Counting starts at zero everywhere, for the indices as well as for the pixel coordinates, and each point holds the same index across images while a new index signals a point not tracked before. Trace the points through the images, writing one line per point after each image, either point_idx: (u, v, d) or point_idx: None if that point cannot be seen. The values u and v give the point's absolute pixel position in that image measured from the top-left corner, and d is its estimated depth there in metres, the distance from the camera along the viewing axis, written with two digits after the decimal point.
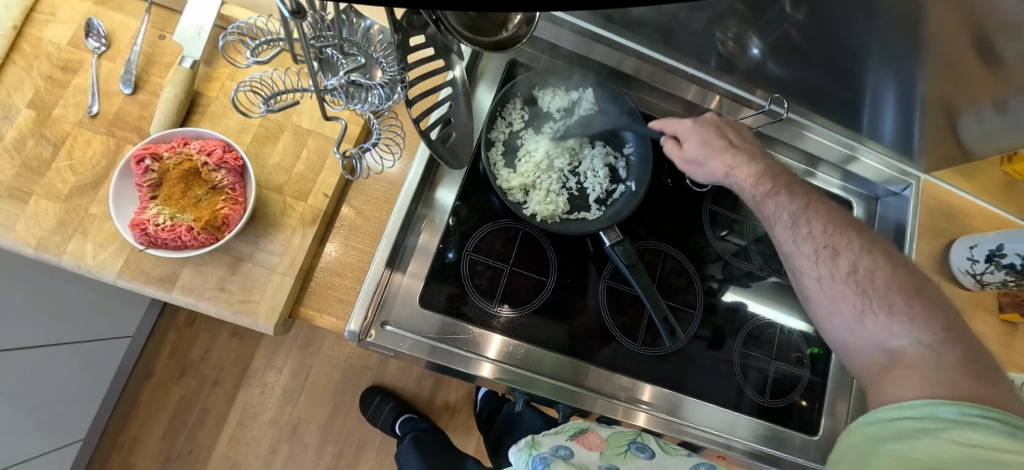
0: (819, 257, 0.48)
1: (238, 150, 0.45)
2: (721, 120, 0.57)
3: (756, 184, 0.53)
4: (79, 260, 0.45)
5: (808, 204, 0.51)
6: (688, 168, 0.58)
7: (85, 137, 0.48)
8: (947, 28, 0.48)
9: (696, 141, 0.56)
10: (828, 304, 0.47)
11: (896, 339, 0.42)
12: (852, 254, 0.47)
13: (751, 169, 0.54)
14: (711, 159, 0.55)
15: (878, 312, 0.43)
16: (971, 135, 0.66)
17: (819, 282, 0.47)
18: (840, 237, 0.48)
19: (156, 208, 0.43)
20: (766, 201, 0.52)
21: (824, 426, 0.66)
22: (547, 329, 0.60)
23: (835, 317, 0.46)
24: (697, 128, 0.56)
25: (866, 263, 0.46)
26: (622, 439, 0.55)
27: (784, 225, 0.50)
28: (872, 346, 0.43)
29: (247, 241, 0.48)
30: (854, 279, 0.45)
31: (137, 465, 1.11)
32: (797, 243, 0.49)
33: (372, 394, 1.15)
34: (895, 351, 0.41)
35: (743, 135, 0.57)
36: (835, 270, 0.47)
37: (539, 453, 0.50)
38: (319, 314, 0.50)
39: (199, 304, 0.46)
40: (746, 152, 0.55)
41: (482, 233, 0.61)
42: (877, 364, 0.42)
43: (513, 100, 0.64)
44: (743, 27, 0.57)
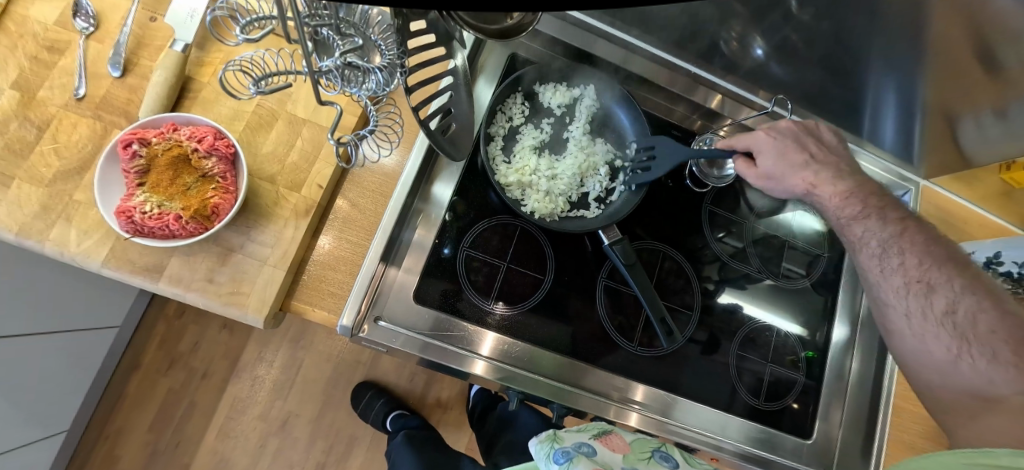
0: (909, 290, 0.46)
1: (229, 137, 0.43)
2: (796, 130, 0.59)
3: (840, 205, 0.55)
4: (62, 247, 0.44)
5: (902, 232, 0.50)
6: (766, 183, 0.59)
7: (71, 120, 0.46)
8: (952, 32, 0.48)
9: (773, 158, 0.57)
10: (915, 338, 0.45)
11: (991, 386, 0.38)
12: (950, 293, 0.44)
13: (837, 187, 0.56)
14: (792, 176, 0.57)
15: (978, 356, 0.40)
16: (971, 142, 0.66)
17: (908, 318, 0.46)
18: (938, 274, 0.46)
19: (143, 195, 0.41)
20: (853, 225, 0.53)
21: (817, 431, 0.66)
22: (544, 328, 0.59)
23: (924, 355, 0.44)
24: (772, 143, 0.57)
25: (968, 304, 0.43)
26: (646, 446, 0.51)
27: (871, 253, 0.51)
28: (964, 390, 0.40)
29: (238, 232, 0.46)
30: (950, 320, 0.43)
31: (123, 458, 1.09)
32: (885, 275, 0.49)
33: (363, 390, 1.14)
34: (989, 398, 0.38)
35: (826, 154, 0.58)
36: (928, 307, 0.45)
37: (562, 447, 0.45)
38: (310, 308, 0.49)
39: (187, 295, 0.45)
40: (829, 168, 0.57)
41: (479, 229, 0.60)
42: (968, 408, 0.39)
43: (514, 94, 0.63)
44: (747, 27, 0.56)
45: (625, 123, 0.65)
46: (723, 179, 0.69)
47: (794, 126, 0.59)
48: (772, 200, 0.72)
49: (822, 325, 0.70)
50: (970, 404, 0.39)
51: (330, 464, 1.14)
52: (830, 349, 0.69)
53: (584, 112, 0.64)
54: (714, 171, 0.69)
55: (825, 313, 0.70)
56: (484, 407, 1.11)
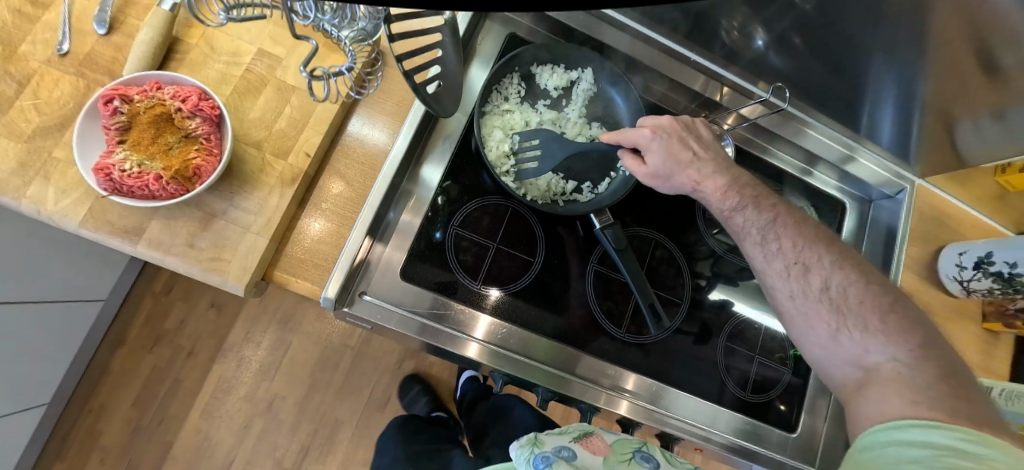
0: (790, 274, 0.47)
1: (215, 99, 0.42)
2: (679, 125, 0.54)
3: (722, 199, 0.52)
4: (39, 205, 0.43)
5: (776, 218, 0.49)
6: (653, 181, 0.55)
7: (53, 77, 0.45)
8: (952, 28, 0.47)
9: (661, 155, 0.52)
10: (801, 319, 0.46)
11: (872, 356, 0.40)
12: (823, 271, 0.46)
13: (718, 181, 0.52)
14: (679, 173, 0.52)
15: (853, 329, 0.42)
16: (968, 142, 0.65)
17: (793, 300, 0.46)
18: (811, 254, 0.47)
19: (123, 152, 0.40)
20: (733, 216, 0.51)
21: (802, 425, 0.66)
22: (531, 311, 0.58)
23: (811, 334, 0.45)
24: (657, 140, 0.52)
25: (839, 279, 0.45)
26: (626, 447, 0.48)
27: (753, 241, 0.49)
28: (847, 361, 0.42)
29: (221, 198, 0.45)
30: (827, 297, 0.44)
31: (105, 434, 1.08)
32: (767, 259, 0.48)
33: (409, 384, 1.17)
34: (870, 368, 0.40)
35: (707, 142, 0.55)
36: (808, 288, 0.45)
37: (541, 452, 0.44)
38: (294, 278, 0.48)
39: (167, 259, 0.44)
40: (711, 161, 0.53)
41: (470, 209, 0.59)
42: (855, 380, 0.41)
43: (510, 74, 0.62)
44: (747, 18, 0.55)
45: (620, 105, 0.64)
46: None
47: (676, 122, 0.54)
48: None
49: None
50: (858, 377, 0.41)
51: (314, 447, 1.13)
52: None
53: (580, 95, 0.64)
54: None
55: None
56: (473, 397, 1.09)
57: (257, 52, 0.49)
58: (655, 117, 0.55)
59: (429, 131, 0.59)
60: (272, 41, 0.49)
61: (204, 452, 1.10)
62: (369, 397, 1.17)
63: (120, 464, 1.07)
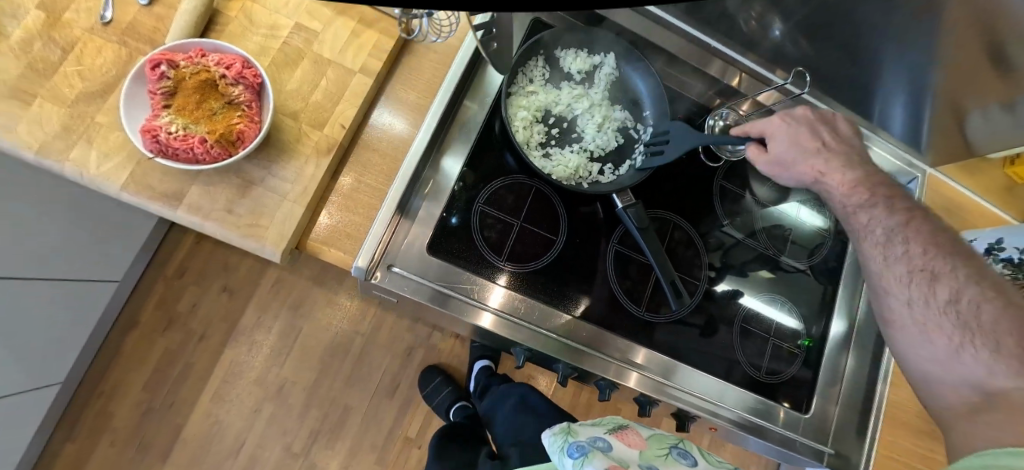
0: (912, 280, 0.42)
1: (257, 66, 0.43)
2: (812, 117, 0.57)
3: (848, 193, 0.52)
4: (82, 168, 0.44)
5: (908, 221, 0.46)
6: (775, 171, 0.57)
7: (96, 44, 0.46)
8: (969, 17, 0.49)
9: (786, 142, 0.55)
10: (914, 331, 0.40)
11: (995, 379, 0.34)
12: (954, 282, 0.40)
13: (846, 176, 0.53)
14: (802, 162, 0.54)
15: (980, 347, 0.36)
16: (979, 132, 0.67)
17: (909, 306, 0.41)
18: (941, 263, 0.41)
19: (169, 116, 0.42)
20: (858, 213, 0.50)
21: (814, 408, 0.67)
22: (554, 287, 0.60)
23: (924, 348, 0.39)
24: (784, 126, 0.56)
25: (971, 293, 0.39)
26: (663, 442, 0.50)
27: (875, 242, 0.46)
28: (963, 381, 0.36)
29: (259, 166, 0.46)
30: (954, 309, 0.38)
31: (115, 416, 1.08)
32: (888, 262, 0.44)
33: (432, 374, 1.17)
34: (993, 393, 0.34)
35: (841, 141, 0.56)
36: (931, 297, 0.40)
37: (576, 441, 0.46)
38: (326, 247, 0.49)
39: (206, 224, 0.45)
40: (840, 157, 0.54)
41: (493, 187, 0.60)
42: (969, 403, 0.35)
43: (535, 57, 0.63)
44: (768, 7, 0.57)
45: (642, 88, 0.65)
46: (737, 153, 0.69)
47: (809, 113, 0.58)
48: (774, 192, 0.72)
49: (820, 318, 0.71)
50: (973, 400, 0.35)
51: (323, 433, 1.14)
52: (827, 337, 0.69)
53: (603, 78, 0.65)
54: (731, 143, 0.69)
55: (825, 301, 0.71)
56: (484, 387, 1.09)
57: (295, 26, 0.50)
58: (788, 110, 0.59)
59: (454, 113, 0.60)
60: (309, 15, 0.50)
61: (213, 436, 1.10)
62: (378, 383, 1.17)
63: (130, 446, 1.08)
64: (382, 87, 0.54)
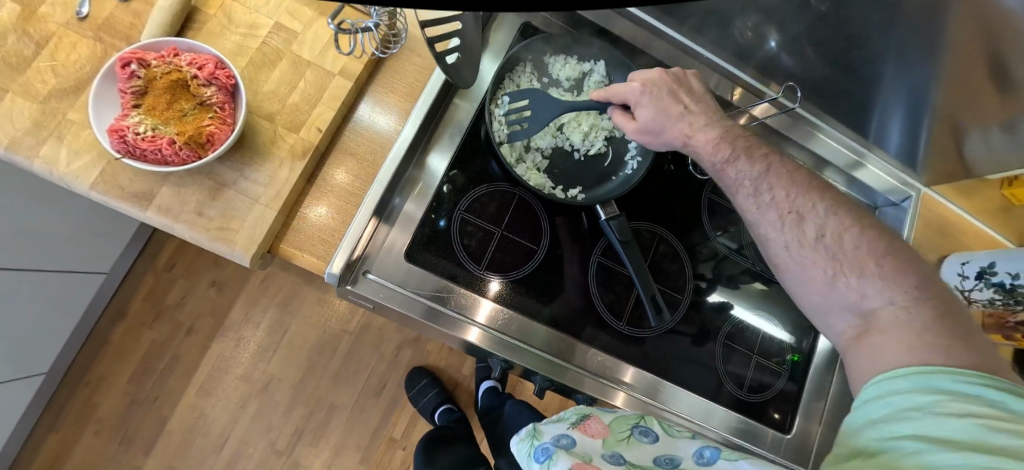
0: (784, 224, 0.42)
1: (230, 68, 0.43)
2: (669, 77, 0.52)
3: (715, 151, 0.48)
4: (52, 166, 0.43)
5: (769, 168, 0.45)
6: (644, 138, 0.53)
7: (71, 39, 0.45)
8: (967, 38, 0.47)
9: (652, 109, 0.51)
10: (797, 270, 0.42)
11: (868, 301, 0.37)
12: (817, 218, 0.41)
13: (711, 134, 0.49)
14: (668, 127, 0.50)
15: (851, 273, 0.38)
16: (977, 153, 0.65)
17: (787, 251, 0.42)
18: (804, 202, 0.42)
19: (138, 116, 0.41)
20: (727, 169, 0.47)
21: (796, 428, 0.66)
22: (535, 299, 0.59)
23: (808, 284, 0.41)
24: (647, 93, 0.51)
25: (832, 225, 0.41)
26: (624, 423, 0.48)
27: (746, 193, 0.45)
28: (843, 308, 0.38)
29: (232, 168, 0.46)
30: (823, 244, 0.40)
31: (100, 407, 1.08)
32: (760, 210, 0.44)
33: (418, 375, 1.16)
34: (867, 314, 0.37)
35: (700, 97, 0.52)
36: (802, 237, 0.41)
37: (542, 445, 0.44)
38: (299, 253, 0.48)
39: (175, 226, 0.44)
40: (703, 116, 0.50)
41: (476, 194, 0.59)
42: (851, 327, 0.38)
43: (523, 63, 0.62)
44: (762, 19, 0.56)
45: None
46: None
47: (666, 74, 0.52)
48: None
49: (810, 331, 0.69)
50: (855, 325, 0.37)
51: (308, 430, 1.13)
52: (815, 355, 0.68)
53: (592, 84, 0.63)
54: None
55: None
56: (491, 408, 1.09)
57: (274, 26, 0.49)
58: (645, 71, 0.53)
59: (439, 117, 0.59)
60: (290, 16, 0.50)
61: (198, 429, 1.10)
62: (365, 383, 1.17)
63: (115, 437, 1.08)
64: (363, 90, 0.53)
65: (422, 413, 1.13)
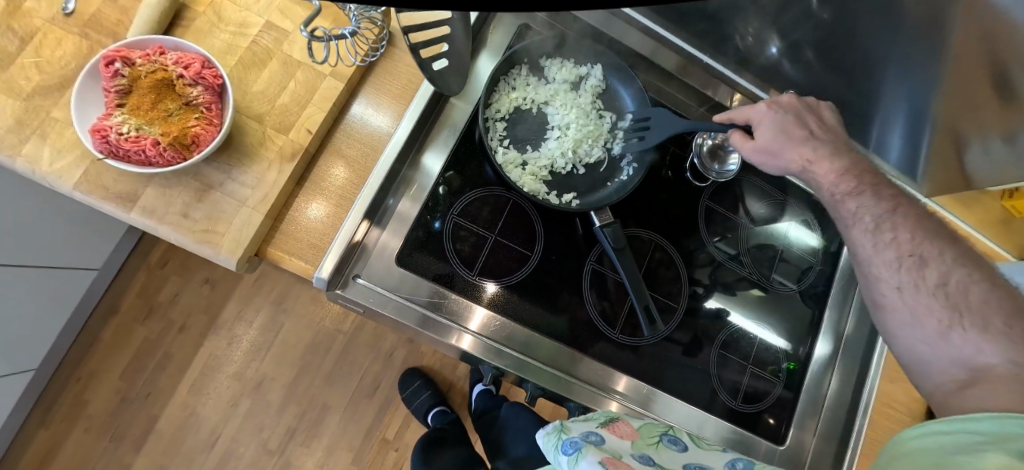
0: (902, 265, 0.40)
1: (217, 67, 0.42)
2: (798, 105, 0.53)
3: (837, 181, 0.49)
4: (34, 164, 0.42)
5: (895, 208, 0.44)
6: (760, 159, 0.53)
7: (56, 35, 0.45)
8: (971, 49, 0.46)
9: (773, 129, 0.51)
10: (905, 314, 0.39)
11: (986, 356, 0.34)
12: (943, 264, 0.39)
13: (834, 164, 0.49)
14: (791, 149, 0.50)
15: (970, 326, 0.35)
16: (976, 165, 0.65)
17: (900, 290, 0.40)
18: (930, 247, 0.40)
19: (122, 116, 0.40)
20: (846, 200, 0.47)
21: (790, 438, 0.65)
22: (529, 306, 0.58)
23: (914, 330, 0.39)
24: (773, 114, 0.52)
25: (960, 275, 0.38)
26: (653, 430, 0.49)
27: (864, 228, 0.44)
28: (953, 362, 0.36)
29: (219, 170, 0.45)
30: (943, 291, 0.38)
31: (91, 404, 1.07)
32: (877, 248, 0.42)
33: (412, 377, 1.15)
34: (979, 370, 0.34)
35: (829, 128, 0.53)
36: (920, 280, 0.39)
37: (569, 438, 0.43)
38: (286, 256, 0.48)
39: (159, 228, 0.43)
40: (828, 145, 0.50)
41: (470, 198, 0.58)
42: (955, 380, 0.35)
43: (519, 66, 0.61)
44: (764, 25, 0.55)
45: (627, 101, 0.62)
46: (723, 175, 0.67)
47: (795, 101, 0.54)
48: (770, 210, 0.70)
49: (806, 339, 0.69)
50: (959, 377, 0.35)
51: (300, 430, 1.12)
52: (811, 364, 0.68)
53: (588, 88, 0.62)
54: (716, 165, 0.68)
55: (812, 326, 0.69)
56: (485, 411, 1.08)
57: (265, 25, 0.48)
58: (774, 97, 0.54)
59: (434, 118, 0.58)
60: (281, 15, 0.49)
61: (189, 428, 1.10)
62: (358, 383, 1.16)
63: (105, 434, 1.07)
64: (356, 90, 0.52)
65: (416, 415, 1.12)
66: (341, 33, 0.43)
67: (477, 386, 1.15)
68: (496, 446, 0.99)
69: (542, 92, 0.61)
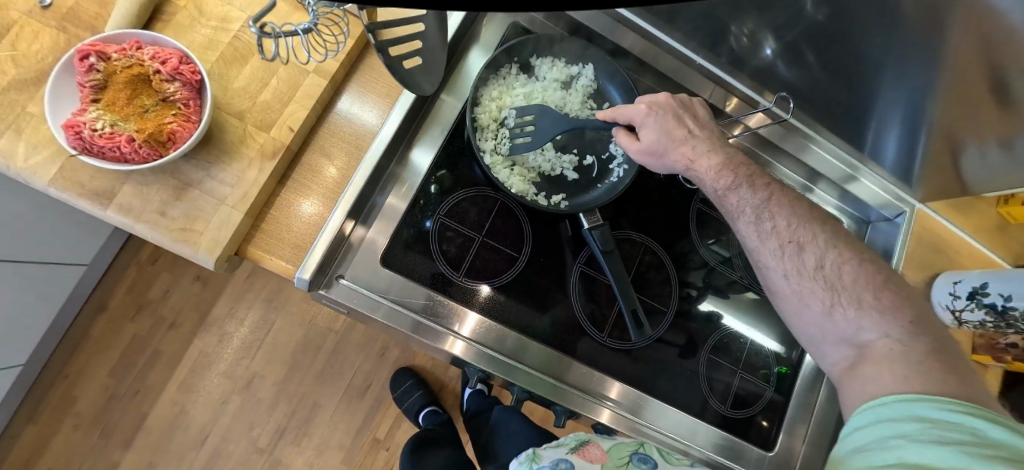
0: (783, 254, 0.45)
1: (195, 63, 0.41)
2: (675, 102, 0.51)
3: (717, 177, 0.48)
4: (8, 160, 0.41)
5: (770, 197, 0.47)
6: (645, 159, 0.52)
7: (33, 28, 0.44)
8: (966, 52, 0.45)
9: (656, 131, 0.49)
10: (795, 298, 0.45)
11: (863, 333, 0.41)
12: (817, 249, 0.45)
13: (714, 160, 0.49)
14: (672, 150, 0.49)
15: (847, 305, 0.42)
16: (973, 169, 0.64)
17: (786, 278, 0.45)
18: (804, 233, 0.46)
19: (96, 112, 0.40)
20: (728, 196, 0.48)
21: (780, 444, 0.65)
22: (517, 308, 0.57)
23: (804, 312, 0.45)
24: (654, 115, 0.49)
25: (832, 258, 0.44)
26: (624, 451, 0.58)
27: (748, 220, 0.47)
28: (840, 339, 0.43)
29: (198, 167, 0.44)
30: (822, 274, 0.44)
31: (79, 401, 1.07)
32: (761, 238, 0.46)
33: (404, 376, 1.15)
34: (862, 345, 0.41)
35: (704, 122, 0.52)
36: (801, 266, 0.45)
37: (542, 466, 0.57)
38: (266, 255, 0.47)
39: (136, 226, 0.43)
40: (708, 141, 0.50)
41: (458, 198, 0.57)
42: (846, 357, 0.42)
43: (509, 64, 0.60)
44: (758, 25, 0.54)
45: (618, 101, 0.61)
46: None
47: (672, 98, 0.51)
48: None
49: (798, 342, 0.68)
50: (850, 353, 0.42)
51: (290, 429, 1.12)
52: (804, 368, 0.67)
53: (578, 87, 0.61)
54: None
55: None
56: (477, 412, 1.08)
57: (248, 19, 0.47)
58: (651, 93, 0.52)
59: (422, 115, 0.58)
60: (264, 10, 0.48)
61: (179, 425, 1.09)
62: (350, 382, 1.15)
63: (94, 431, 1.07)
64: (341, 87, 0.51)
65: (407, 415, 1.11)
66: (293, 30, 0.35)
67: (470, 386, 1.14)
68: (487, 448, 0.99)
69: (532, 91, 0.60)
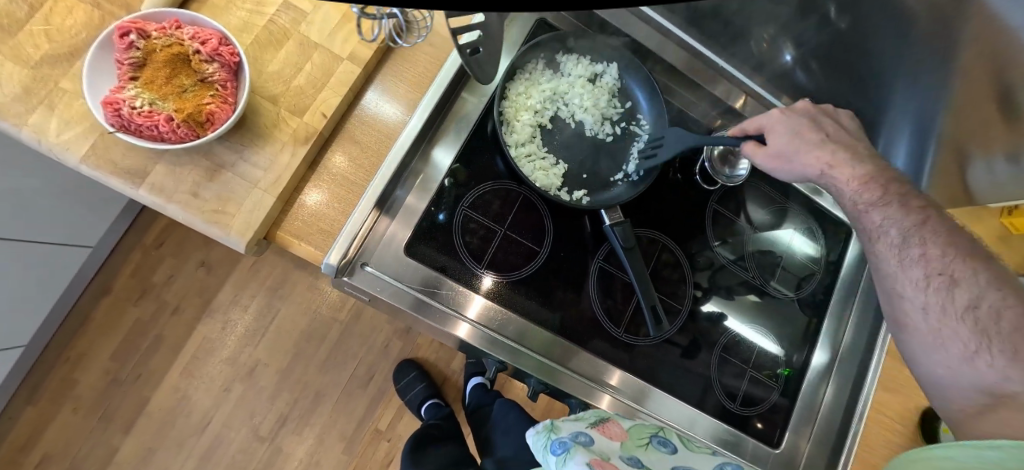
0: (929, 285, 0.40)
1: (234, 45, 0.41)
2: (815, 108, 0.53)
3: (860, 190, 0.48)
4: (41, 134, 0.41)
5: (925, 221, 0.43)
6: (773, 163, 0.52)
7: (67, 4, 0.43)
8: (979, 64, 0.47)
9: (785, 132, 0.51)
10: (930, 338, 0.39)
11: (1008, 384, 0.33)
12: (976, 287, 0.38)
13: (855, 171, 0.49)
14: (804, 153, 0.50)
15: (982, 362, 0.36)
16: (978, 180, 0.66)
17: (925, 312, 0.40)
18: (963, 266, 0.39)
19: (135, 90, 0.40)
20: (870, 212, 0.47)
21: (785, 442, 0.66)
22: (534, 301, 0.58)
23: (936, 353, 0.39)
24: (784, 118, 0.52)
25: (993, 299, 0.37)
26: (644, 432, 0.57)
27: (889, 243, 0.44)
28: (973, 386, 0.36)
29: (232, 149, 0.44)
30: (973, 316, 0.37)
31: (79, 384, 1.06)
32: (903, 266, 0.42)
33: (407, 368, 1.15)
34: (1001, 397, 0.33)
35: (847, 131, 0.52)
36: (949, 302, 0.38)
37: (559, 438, 0.50)
38: (295, 240, 0.47)
39: (167, 206, 0.43)
40: (847, 150, 0.50)
41: (480, 190, 0.58)
42: (977, 406, 0.35)
43: (536, 60, 0.61)
44: (780, 31, 0.55)
45: (642, 102, 0.62)
46: (734, 179, 0.67)
47: (811, 105, 0.53)
48: (773, 216, 0.70)
49: (804, 345, 0.69)
50: (980, 402, 0.35)
51: (292, 418, 1.11)
52: (808, 368, 0.69)
53: (604, 87, 0.62)
54: (727, 168, 0.68)
55: (809, 332, 0.70)
56: (479, 405, 1.08)
57: (282, 4, 0.48)
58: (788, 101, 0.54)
59: (448, 108, 0.58)
60: None
61: (180, 411, 1.08)
62: (353, 373, 1.15)
63: (94, 415, 1.06)
64: (373, 76, 0.52)
65: (409, 407, 1.11)
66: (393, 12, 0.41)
67: (473, 380, 1.14)
68: (490, 441, 0.98)
69: (559, 87, 0.61)
